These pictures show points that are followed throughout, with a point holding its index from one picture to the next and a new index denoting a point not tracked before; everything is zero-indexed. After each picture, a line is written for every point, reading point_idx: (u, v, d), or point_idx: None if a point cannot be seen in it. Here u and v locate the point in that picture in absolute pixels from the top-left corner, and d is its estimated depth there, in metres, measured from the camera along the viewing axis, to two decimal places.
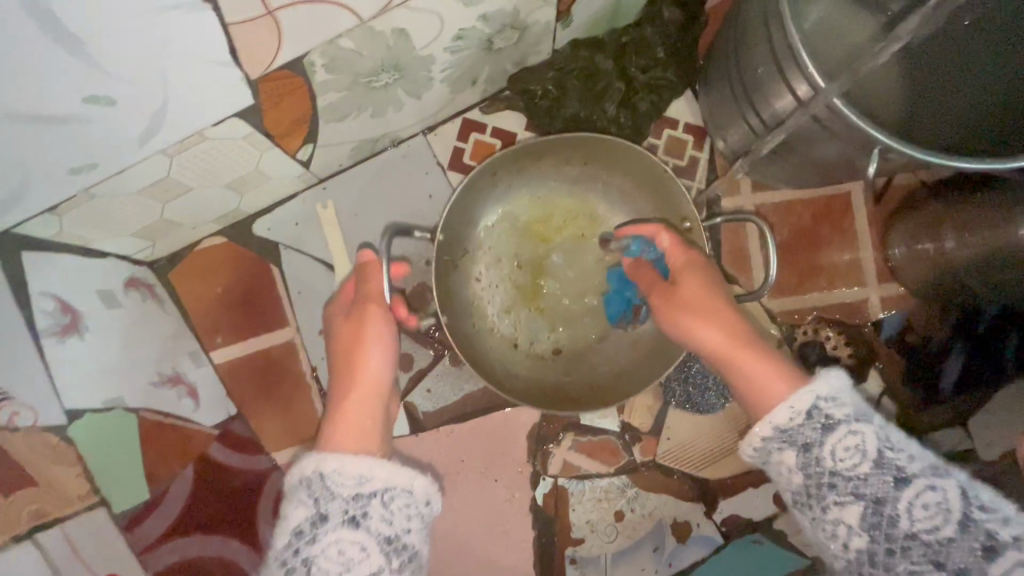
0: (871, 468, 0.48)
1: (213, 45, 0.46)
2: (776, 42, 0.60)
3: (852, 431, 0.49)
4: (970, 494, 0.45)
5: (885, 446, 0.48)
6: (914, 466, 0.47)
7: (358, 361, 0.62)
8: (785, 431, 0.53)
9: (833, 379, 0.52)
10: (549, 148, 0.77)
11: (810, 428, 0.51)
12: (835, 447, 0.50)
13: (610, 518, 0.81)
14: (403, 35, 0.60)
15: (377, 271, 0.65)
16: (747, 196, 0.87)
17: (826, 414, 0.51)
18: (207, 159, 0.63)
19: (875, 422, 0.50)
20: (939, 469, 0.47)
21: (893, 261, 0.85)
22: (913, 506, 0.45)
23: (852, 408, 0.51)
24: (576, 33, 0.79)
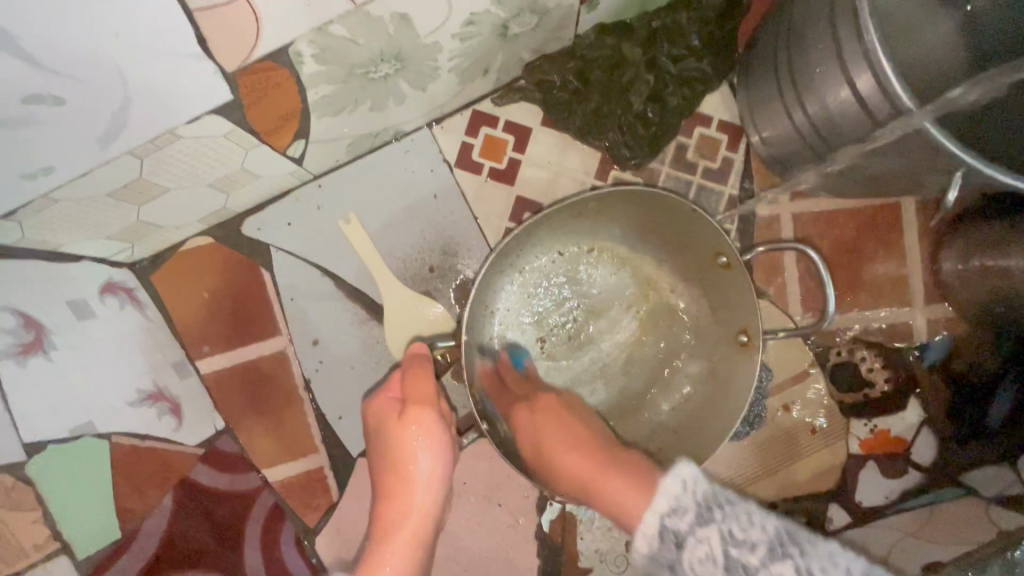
0: (722, 574, 0.42)
1: (177, 36, 0.39)
2: (842, 32, 0.52)
3: (702, 538, 0.43)
4: (807, 572, 0.40)
5: (729, 545, 0.42)
6: (757, 555, 0.41)
7: (406, 472, 0.56)
8: (653, 554, 0.46)
9: (682, 475, 0.46)
10: (589, 206, 0.71)
11: (667, 548, 0.45)
12: (691, 560, 0.43)
13: (620, 548, 0.76)
14: (405, 20, 0.52)
15: (425, 371, 0.59)
16: (784, 204, 0.79)
17: (674, 531, 0.44)
18: (185, 160, 0.56)
19: (718, 516, 0.44)
20: (776, 551, 0.41)
21: (942, 279, 0.77)
22: (694, 563, 0.43)
23: (693, 513, 0.44)
24: (602, 17, 0.70)
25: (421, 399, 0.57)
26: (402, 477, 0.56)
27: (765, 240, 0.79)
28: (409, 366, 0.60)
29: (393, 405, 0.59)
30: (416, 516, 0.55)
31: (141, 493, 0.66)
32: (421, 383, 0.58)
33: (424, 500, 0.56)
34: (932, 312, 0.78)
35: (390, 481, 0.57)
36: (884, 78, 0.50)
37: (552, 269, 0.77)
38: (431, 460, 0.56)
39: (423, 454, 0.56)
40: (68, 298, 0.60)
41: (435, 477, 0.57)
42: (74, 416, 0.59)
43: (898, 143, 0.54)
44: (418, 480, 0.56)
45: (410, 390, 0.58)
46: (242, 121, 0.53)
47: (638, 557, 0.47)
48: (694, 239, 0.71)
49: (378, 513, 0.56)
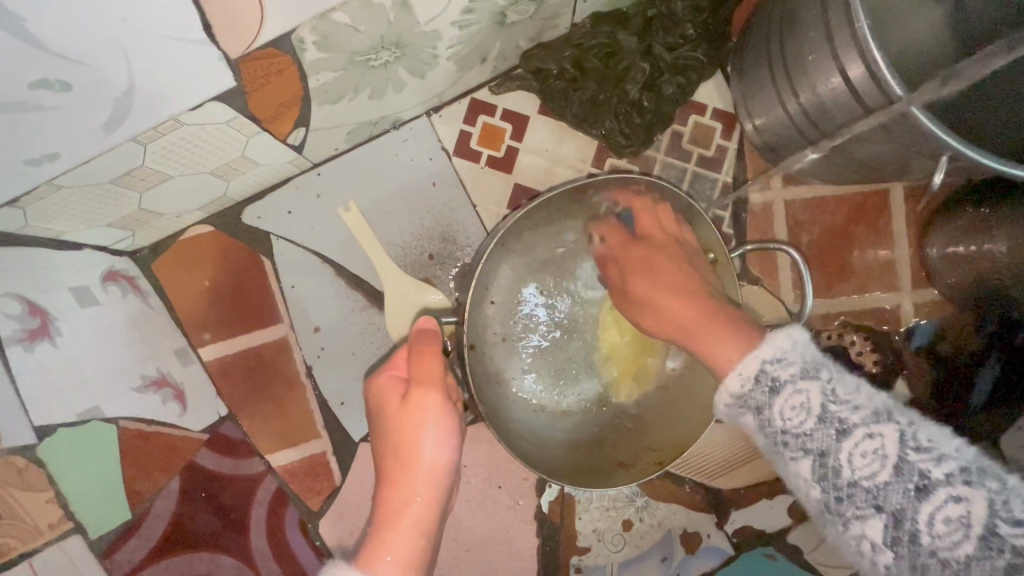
0: (813, 421, 0.42)
1: (183, 20, 0.40)
2: (833, 19, 0.53)
3: (798, 389, 0.43)
4: (831, 392, 0.42)
5: (829, 400, 0.42)
6: (939, 470, 0.36)
7: (412, 447, 0.54)
8: (739, 398, 0.47)
9: (795, 335, 0.46)
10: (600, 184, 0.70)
11: (761, 392, 0.46)
12: (783, 409, 0.44)
13: (617, 528, 0.78)
14: (406, 6, 0.52)
15: (433, 355, 0.58)
16: (776, 191, 0.80)
17: (773, 376, 0.45)
18: (187, 146, 0.56)
19: (824, 375, 0.43)
20: (881, 414, 0.40)
21: (929, 262, 0.79)
22: (855, 455, 0.40)
23: (799, 366, 0.44)
24: (598, 6, 0.71)
25: (426, 377, 0.57)
26: (404, 461, 0.54)
27: (758, 226, 0.80)
28: (415, 344, 0.60)
29: (396, 385, 0.58)
30: (417, 506, 0.53)
31: (143, 478, 0.67)
32: (428, 363, 0.57)
33: (430, 489, 0.54)
34: (918, 296, 0.81)
35: (392, 466, 0.55)
36: (876, 69, 0.51)
37: (550, 255, 0.75)
38: (438, 444, 0.55)
39: (429, 435, 0.55)
40: (70, 284, 0.61)
41: (440, 464, 0.54)
42: (80, 401, 0.58)
43: (886, 130, 0.56)
44: (423, 464, 0.54)
45: (415, 367, 0.58)
46: (243, 108, 0.53)
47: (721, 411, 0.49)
48: None
49: (379, 501, 0.54)
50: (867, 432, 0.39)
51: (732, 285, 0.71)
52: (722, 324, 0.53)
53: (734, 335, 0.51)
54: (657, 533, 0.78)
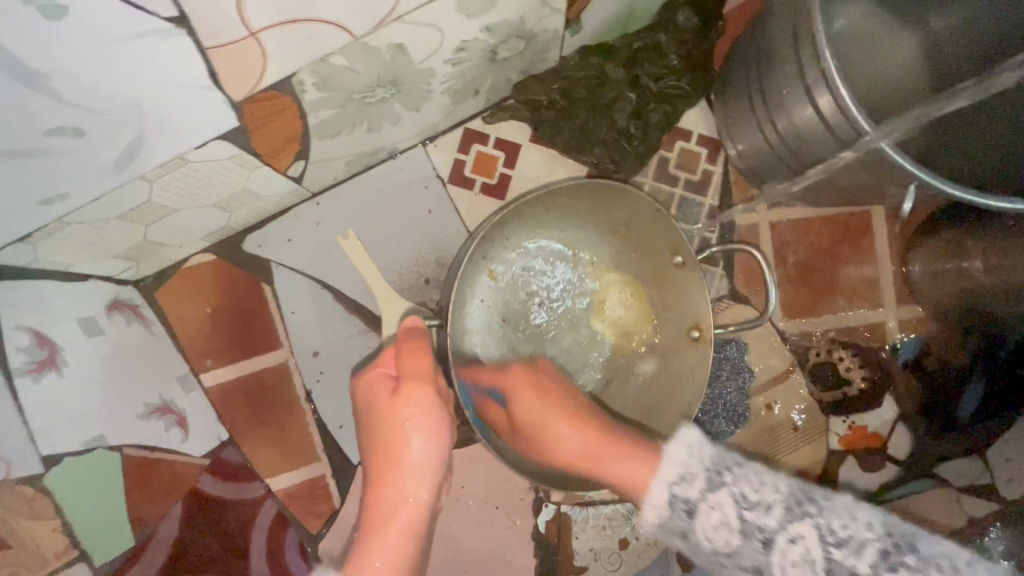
0: (741, 539, 0.46)
1: (192, 71, 0.42)
2: (804, 56, 0.56)
3: (692, 477, 0.49)
4: (827, 533, 0.44)
5: (828, 544, 0.44)
6: (772, 521, 0.45)
7: (399, 446, 0.55)
8: (677, 497, 0.49)
9: (688, 440, 0.51)
10: (569, 199, 0.74)
11: (679, 518, 0.49)
12: (741, 554, 0.46)
13: (614, 546, 0.79)
14: (401, 49, 0.55)
15: (416, 355, 0.58)
16: (762, 213, 0.83)
17: (685, 499, 0.49)
18: (192, 181, 0.59)
19: (728, 480, 0.47)
20: (795, 512, 0.45)
21: (911, 280, 0.81)
22: (785, 565, 0.45)
23: (703, 478, 0.48)
24: (585, 40, 0.74)
25: (418, 375, 0.57)
26: (394, 463, 0.55)
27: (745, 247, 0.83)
28: (402, 343, 0.59)
29: (386, 382, 0.58)
30: (409, 508, 0.54)
31: (146, 504, 0.68)
32: (416, 359, 0.58)
33: (420, 491, 0.55)
34: (904, 313, 0.83)
35: (381, 466, 0.55)
36: (843, 102, 0.54)
37: (526, 264, 0.79)
38: (426, 445, 0.55)
39: (417, 440, 0.55)
40: (77, 315, 0.62)
41: (428, 465, 0.55)
42: (86, 429, 0.60)
43: (860, 159, 0.59)
44: (409, 463, 0.55)
45: (406, 365, 0.57)
46: (245, 145, 0.56)
47: (654, 519, 0.50)
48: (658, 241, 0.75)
49: (368, 503, 0.55)
50: (790, 538, 0.45)
51: (697, 292, 0.73)
52: (613, 454, 0.58)
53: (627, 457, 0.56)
54: (653, 551, 0.79)
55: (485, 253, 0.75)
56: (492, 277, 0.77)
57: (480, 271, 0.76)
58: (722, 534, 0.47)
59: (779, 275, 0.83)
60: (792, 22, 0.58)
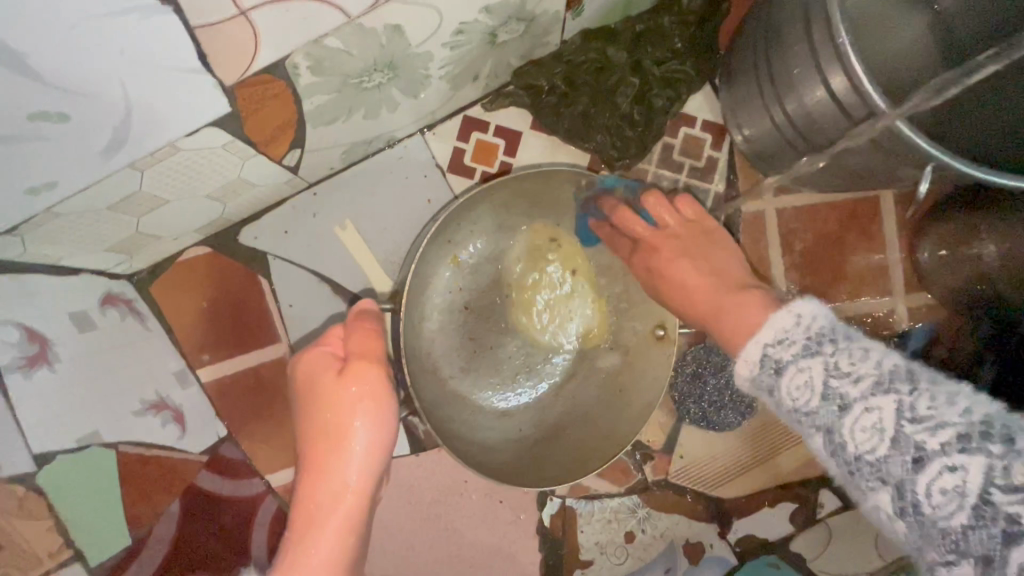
0: (820, 401, 0.40)
1: (180, 53, 0.41)
2: (815, 34, 0.55)
3: (849, 349, 0.41)
4: (909, 406, 0.36)
5: (906, 416, 0.36)
6: (947, 414, 0.35)
7: (340, 428, 0.52)
8: (783, 337, 0.44)
9: (805, 308, 0.44)
10: (523, 184, 0.73)
11: (767, 374, 0.44)
12: (843, 358, 0.40)
13: (621, 540, 0.78)
14: (398, 31, 0.53)
15: (363, 335, 0.56)
16: (768, 200, 0.81)
17: (776, 359, 0.44)
18: (183, 171, 0.57)
19: (828, 348, 0.41)
20: (883, 385, 0.38)
21: (920, 267, 0.80)
22: (852, 430, 0.38)
23: (826, 327, 0.43)
24: (587, 23, 0.72)
25: (365, 355, 0.55)
26: (332, 450, 0.52)
27: (751, 236, 0.81)
28: (354, 323, 0.58)
29: (330, 362, 0.55)
30: (349, 496, 0.51)
31: (148, 499, 0.67)
32: (365, 339, 0.56)
33: (360, 482, 0.51)
34: (912, 301, 0.81)
35: (318, 451, 0.52)
36: (858, 80, 0.52)
37: (489, 250, 0.77)
38: (369, 429, 0.52)
39: (361, 426, 0.52)
40: (69, 310, 0.61)
41: (372, 452, 0.52)
42: (80, 426, 0.59)
43: (873, 141, 0.57)
44: (349, 448, 0.52)
45: (355, 345, 0.56)
46: (238, 132, 0.54)
47: (757, 361, 0.45)
48: (625, 234, 0.73)
49: (302, 496, 0.51)
50: (865, 407, 0.38)
51: (662, 291, 0.72)
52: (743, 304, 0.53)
53: (748, 309, 0.52)
54: (660, 544, 0.78)
55: (449, 234, 0.74)
56: (455, 263, 0.76)
57: (445, 255, 0.75)
58: (808, 387, 0.41)
59: (785, 263, 0.81)
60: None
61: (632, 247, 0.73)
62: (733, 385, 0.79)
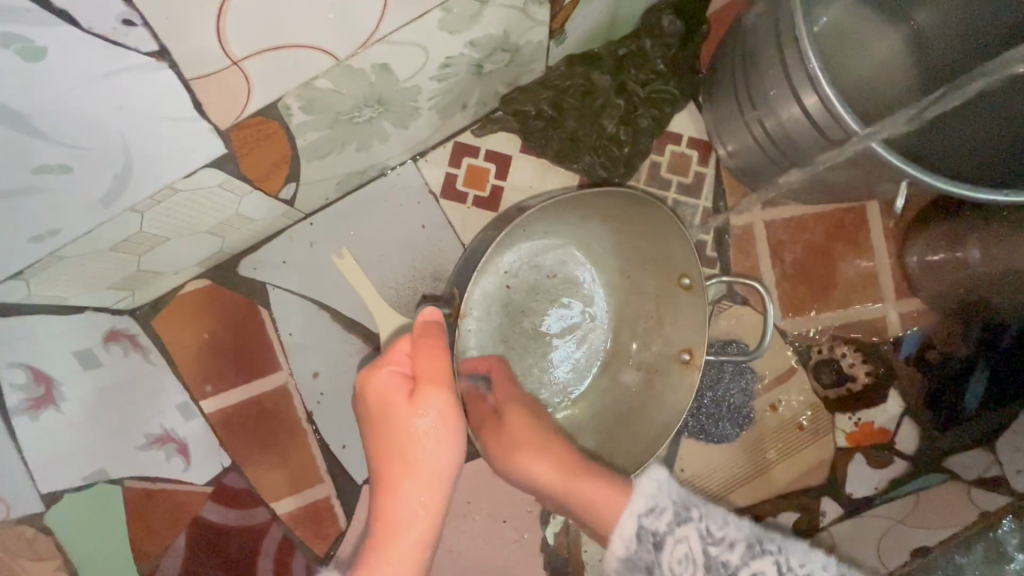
0: (704, 571, 0.52)
1: (176, 102, 0.42)
2: (787, 59, 0.56)
3: (678, 539, 0.53)
4: (707, 534, 0.53)
5: (707, 543, 0.53)
6: (735, 554, 0.52)
7: (415, 450, 0.53)
8: (635, 535, 0.56)
9: (657, 477, 0.57)
10: (601, 210, 0.73)
11: (646, 549, 0.55)
12: (670, 562, 0.53)
13: None
14: (385, 69, 0.55)
15: (431, 357, 0.55)
16: (755, 213, 0.83)
17: (653, 531, 0.55)
18: (182, 211, 0.58)
19: (694, 515, 0.54)
20: (756, 548, 0.52)
21: (910, 273, 0.81)
22: (675, 561, 0.53)
23: (671, 514, 0.54)
24: (570, 48, 0.74)
25: (436, 379, 0.54)
26: (408, 468, 0.53)
27: (741, 249, 0.83)
28: (419, 338, 0.56)
29: (400, 383, 0.55)
30: (424, 515, 0.53)
31: (150, 538, 0.68)
32: (435, 361, 0.55)
33: (431, 497, 0.54)
34: (904, 307, 0.82)
35: (394, 474, 0.53)
36: (828, 101, 0.54)
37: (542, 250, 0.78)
38: (442, 452, 0.54)
39: (434, 449, 0.54)
40: (74, 348, 0.62)
41: (442, 473, 0.54)
42: (87, 463, 0.60)
43: (851, 158, 0.59)
44: (426, 469, 0.54)
45: (424, 366, 0.55)
46: (234, 170, 0.56)
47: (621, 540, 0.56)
48: (667, 259, 0.73)
49: (380, 509, 0.53)
50: (751, 572, 0.51)
51: (694, 317, 0.72)
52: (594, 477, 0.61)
53: (603, 483, 0.60)
54: None
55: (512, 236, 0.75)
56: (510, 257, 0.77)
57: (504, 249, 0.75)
58: (682, 560, 0.53)
59: (776, 273, 0.82)
60: (773, 25, 0.58)
61: (675, 274, 0.73)
62: (732, 397, 0.81)
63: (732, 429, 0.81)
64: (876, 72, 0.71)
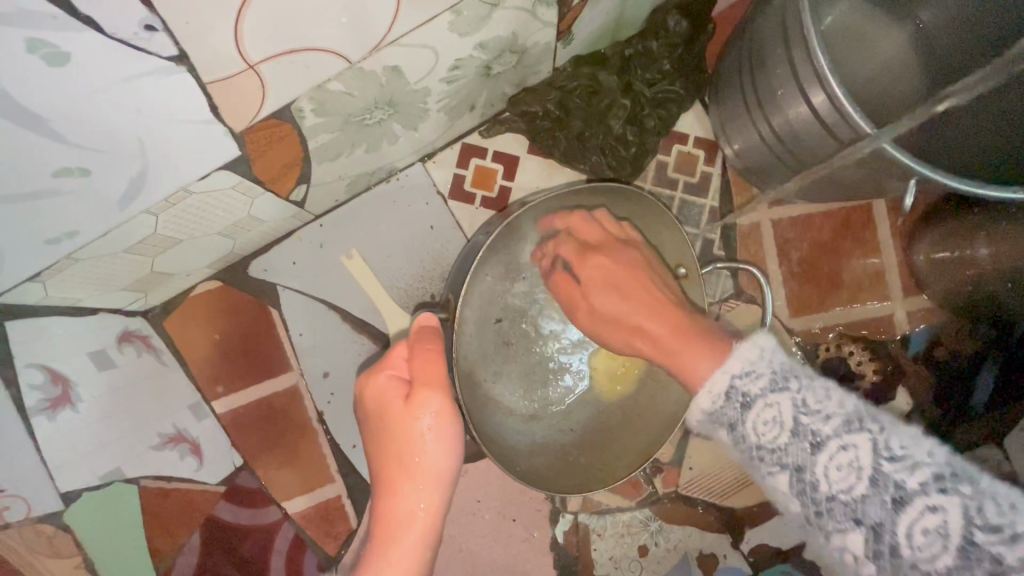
0: (789, 437, 0.40)
1: (194, 106, 0.43)
2: (795, 58, 0.57)
3: (770, 404, 0.41)
4: (802, 403, 0.40)
5: (801, 412, 0.40)
6: (827, 426, 0.38)
7: (415, 453, 0.54)
8: (711, 413, 0.46)
9: (760, 345, 0.45)
10: (593, 204, 0.73)
11: (731, 408, 0.44)
12: (755, 423, 0.42)
13: (634, 554, 0.78)
14: (396, 72, 0.56)
15: (427, 363, 0.57)
16: (762, 212, 0.83)
17: (744, 392, 0.43)
18: (196, 212, 0.59)
19: (793, 386, 0.41)
20: (853, 423, 0.38)
21: (917, 271, 0.81)
22: (757, 424, 0.42)
23: (768, 378, 0.43)
24: (577, 50, 0.75)
25: (431, 381, 0.56)
26: (407, 470, 0.54)
27: (748, 248, 0.83)
28: (415, 343, 0.58)
29: (398, 387, 0.56)
30: (422, 519, 0.53)
31: (165, 536, 0.68)
32: (431, 363, 0.56)
33: (432, 501, 0.54)
34: (911, 305, 0.82)
35: (393, 478, 0.54)
36: (836, 100, 0.54)
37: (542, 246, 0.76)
38: (443, 455, 0.55)
39: (432, 453, 0.54)
40: (89, 349, 0.63)
41: (441, 475, 0.55)
42: (103, 463, 0.61)
43: (858, 157, 0.59)
44: (424, 471, 0.54)
45: (420, 369, 0.56)
46: (247, 172, 0.57)
47: (696, 418, 0.47)
48: (660, 248, 0.75)
49: (379, 512, 0.53)
50: (841, 444, 0.38)
51: (691, 302, 0.73)
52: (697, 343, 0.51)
53: (704, 346, 0.50)
54: (673, 557, 0.78)
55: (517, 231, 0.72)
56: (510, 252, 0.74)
57: (508, 243, 0.73)
58: (771, 421, 0.41)
59: (783, 272, 0.83)
60: (780, 24, 0.58)
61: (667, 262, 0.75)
62: None
63: None
64: (882, 70, 0.71)
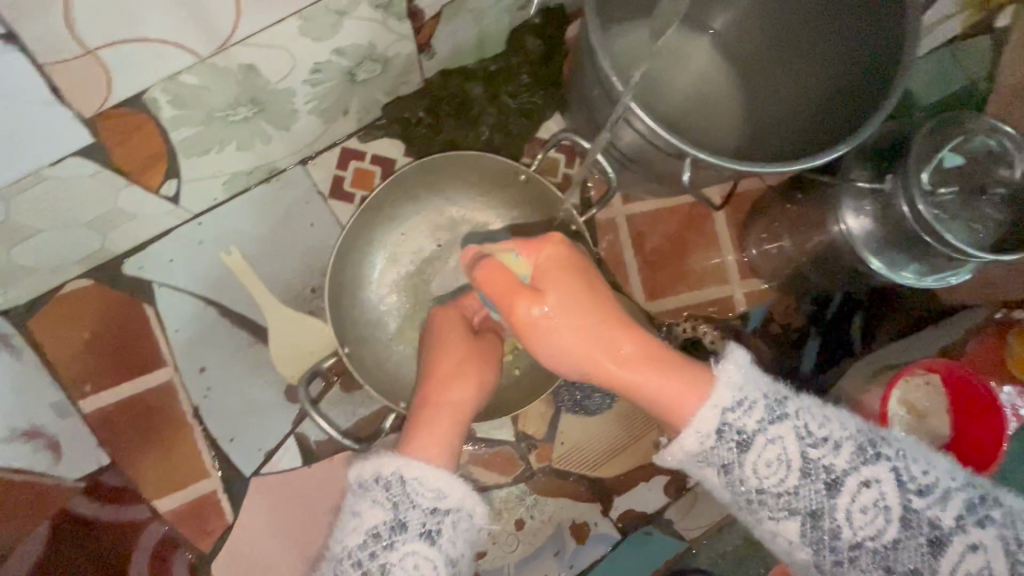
0: (802, 477, 0.44)
1: (33, 87, 0.46)
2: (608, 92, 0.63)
3: (772, 440, 0.45)
4: (804, 435, 0.45)
5: (806, 446, 0.45)
6: (840, 462, 0.44)
7: (451, 371, 0.59)
8: (697, 454, 0.47)
9: (734, 365, 0.47)
10: (428, 169, 0.78)
11: (723, 468, 0.47)
12: (755, 463, 0.45)
13: (511, 528, 0.83)
14: (252, 69, 0.61)
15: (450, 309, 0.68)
16: (618, 208, 0.93)
17: (738, 428, 0.46)
18: (53, 201, 0.62)
19: (791, 415, 0.46)
20: (865, 457, 0.44)
21: (751, 260, 0.92)
22: (764, 464, 0.45)
23: (763, 409, 0.46)
24: (444, 64, 0.83)
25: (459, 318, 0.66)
26: (442, 380, 0.58)
27: (607, 241, 0.92)
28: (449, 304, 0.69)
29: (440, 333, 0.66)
30: (450, 405, 0.56)
31: (16, 523, 0.65)
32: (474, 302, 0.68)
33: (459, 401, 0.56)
34: (748, 286, 0.93)
35: (432, 388, 0.58)
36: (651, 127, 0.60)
37: (432, 224, 0.84)
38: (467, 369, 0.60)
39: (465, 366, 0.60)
40: None
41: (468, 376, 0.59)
42: None
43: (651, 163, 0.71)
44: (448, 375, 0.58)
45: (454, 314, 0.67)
46: (105, 160, 0.60)
47: (671, 463, 0.50)
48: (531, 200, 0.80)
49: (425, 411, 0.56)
50: (859, 483, 0.43)
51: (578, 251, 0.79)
52: (659, 371, 0.49)
53: (669, 376, 0.49)
54: (548, 528, 0.83)
55: (383, 215, 0.81)
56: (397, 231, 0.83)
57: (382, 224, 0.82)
58: (774, 463, 0.45)
59: (638, 260, 0.93)
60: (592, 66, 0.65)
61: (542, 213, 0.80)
62: None
63: (602, 402, 0.83)
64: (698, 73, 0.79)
